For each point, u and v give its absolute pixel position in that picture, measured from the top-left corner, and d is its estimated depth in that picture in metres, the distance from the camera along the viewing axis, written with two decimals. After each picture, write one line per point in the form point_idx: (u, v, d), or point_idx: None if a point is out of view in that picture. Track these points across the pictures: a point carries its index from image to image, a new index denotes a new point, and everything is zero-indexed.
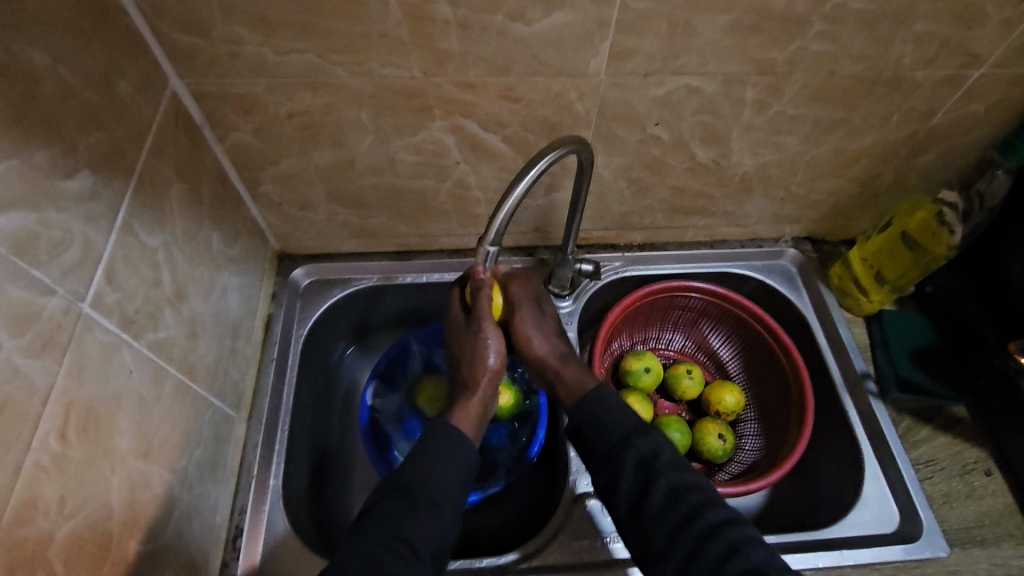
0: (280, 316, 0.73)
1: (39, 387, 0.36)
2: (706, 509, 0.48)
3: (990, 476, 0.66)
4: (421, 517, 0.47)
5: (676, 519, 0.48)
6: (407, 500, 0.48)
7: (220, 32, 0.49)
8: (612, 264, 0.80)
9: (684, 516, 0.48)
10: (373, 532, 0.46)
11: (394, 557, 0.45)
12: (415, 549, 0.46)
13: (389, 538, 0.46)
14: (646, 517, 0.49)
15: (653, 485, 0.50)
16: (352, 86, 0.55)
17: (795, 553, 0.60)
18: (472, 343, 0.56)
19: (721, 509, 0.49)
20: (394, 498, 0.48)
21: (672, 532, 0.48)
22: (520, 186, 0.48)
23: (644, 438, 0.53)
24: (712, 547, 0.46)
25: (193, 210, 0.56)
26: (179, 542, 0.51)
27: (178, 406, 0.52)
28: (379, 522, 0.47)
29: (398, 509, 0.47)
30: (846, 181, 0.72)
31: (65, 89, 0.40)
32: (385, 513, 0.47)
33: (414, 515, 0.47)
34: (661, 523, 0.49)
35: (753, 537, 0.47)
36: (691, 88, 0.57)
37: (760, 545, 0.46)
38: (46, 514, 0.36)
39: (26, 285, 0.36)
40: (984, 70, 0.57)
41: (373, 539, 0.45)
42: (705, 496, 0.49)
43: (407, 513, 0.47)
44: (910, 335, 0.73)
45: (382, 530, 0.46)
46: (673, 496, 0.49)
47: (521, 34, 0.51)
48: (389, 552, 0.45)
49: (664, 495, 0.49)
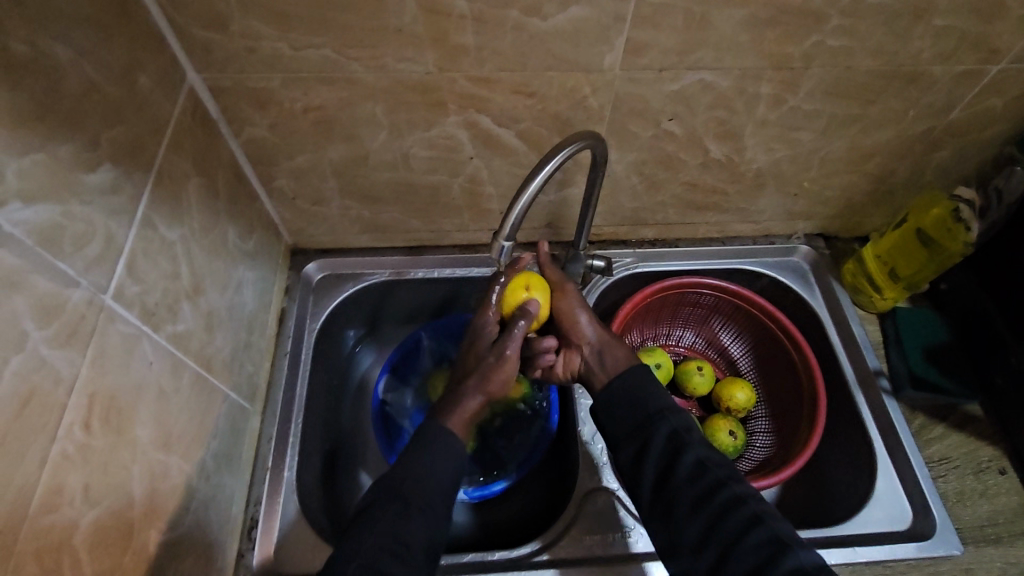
0: (293, 310, 0.73)
1: (63, 378, 0.37)
2: (731, 481, 0.51)
3: (1005, 474, 0.65)
4: (415, 519, 0.48)
5: (702, 489, 0.51)
6: (400, 502, 0.48)
7: (237, 27, 0.50)
8: (623, 260, 0.80)
9: (709, 487, 0.51)
10: (371, 533, 0.47)
11: (394, 559, 0.46)
12: (412, 551, 0.47)
13: (388, 538, 0.46)
14: (670, 486, 0.52)
15: (682, 455, 0.53)
16: (367, 81, 0.55)
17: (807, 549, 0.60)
18: (492, 358, 0.56)
19: (745, 483, 0.51)
20: (386, 499, 0.49)
21: (697, 501, 0.50)
22: (535, 181, 0.48)
23: (666, 420, 0.55)
24: (736, 516, 0.49)
25: (210, 205, 0.57)
26: (197, 532, 0.52)
27: (196, 398, 0.53)
28: (375, 523, 0.47)
29: (389, 510, 0.48)
30: (861, 177, 0.71)
31: (87, 83, 0.41)
32: (381, 514, 0.48)
33: (407, 517, 0.48)
34: (686, 493, 0.51)
35: (775, 511, 0.50)
36: (706, 83, 0.57)
37: (782, 519, 0.49)
38: (71, 503, 0.37)
39: (52, 277, 0.37)
40: (1003, 64, 0.57)
41: (372, 540, 0.46)
42: (731, 471, 0.52)
43: (401, 515, 0.48)
44: (925, 332, 0.73)
45: (381, 531, 0.47)
46: (701, 467, 0.52)
47: (536, 29, 0.51)
48: (386, 553, 0.46)
49: (692, 466, 0.52)
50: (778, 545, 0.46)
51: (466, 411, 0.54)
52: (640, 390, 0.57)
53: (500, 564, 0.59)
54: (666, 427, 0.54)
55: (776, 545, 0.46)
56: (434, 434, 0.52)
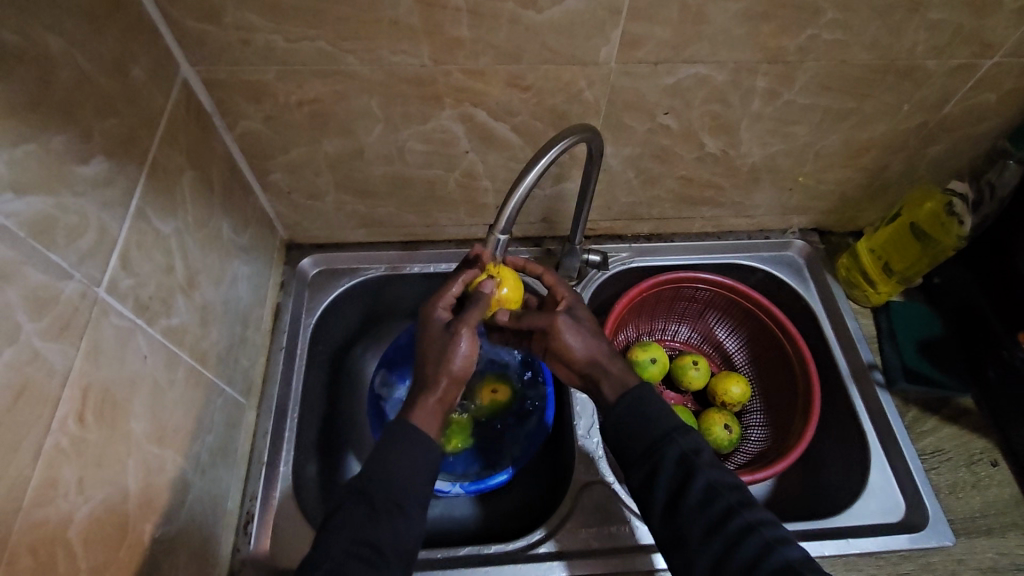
0: (288, 305, 0.73)
1: (57, 370, 0.37)
2: (743, 507, 0.49)
3: (997, 466, 0.66)
4: (383, 524, 0.47)
5: (711, 517, 0.49)
6: (366, 507, 0.48)
7: (231, 19, 0.49)
8: (619, 254, 0.80)
9: (718, 515, 0.48)
10: (338, 539, 0.46)
11: (362, 564, 0.45)
12: (382, 554, 0.46)
13: (355, 545, 0.46)
14: (680, 515, 0.50)
15: (691, 481, 0.50)
16: (363, 74, 0.55)
17: (801, 541, 0.61)
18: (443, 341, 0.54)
19: (757, 508, 0.49)
20: (353, 503, 0.48)
21: (708, 530, 0.48)
22: (531, 174, 0.48)
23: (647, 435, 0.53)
24: (746, 547, 0.46)
25: (204, 198, 0.57)
26: (192, 526, 0.52)
27: (190, 392, 0.52)
28: (342, 531, 0.47)
29: (356, 514, 0.48)
30: (855, 171, 0.71)
31: (80, 74, 0.40)
32: (348, 520, 0.47)
33: (376, 520, 0.47)
34: (697, 524, 0.49)
35: (784, 537, 0.47)
36: (702, 77, 0.57)
37: (795, 545, 0.47)
38: (65, 496, 0.37)
39: (45, 269, 0.36)
40: (997, 59, 0.57)
41: (340, 545, 0.46)
42: (741, 497, 0.50)
43: (369, 520, 0.47)
44: (918, 326, 0.73)
45: (351, 533, 0.46)
46: (711, 493, 0.49)
47: (532, 21, 0.51)
48: (355, 560, 0.45)
49: (702, 491, 0.49)
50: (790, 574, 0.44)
51: (432, 401, 0.53)
52: (635, 383, 0.57)
53: (495, 558, 0.60)
54: (661, 419, 0.55)
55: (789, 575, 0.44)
56: (401, 429, 0.52)
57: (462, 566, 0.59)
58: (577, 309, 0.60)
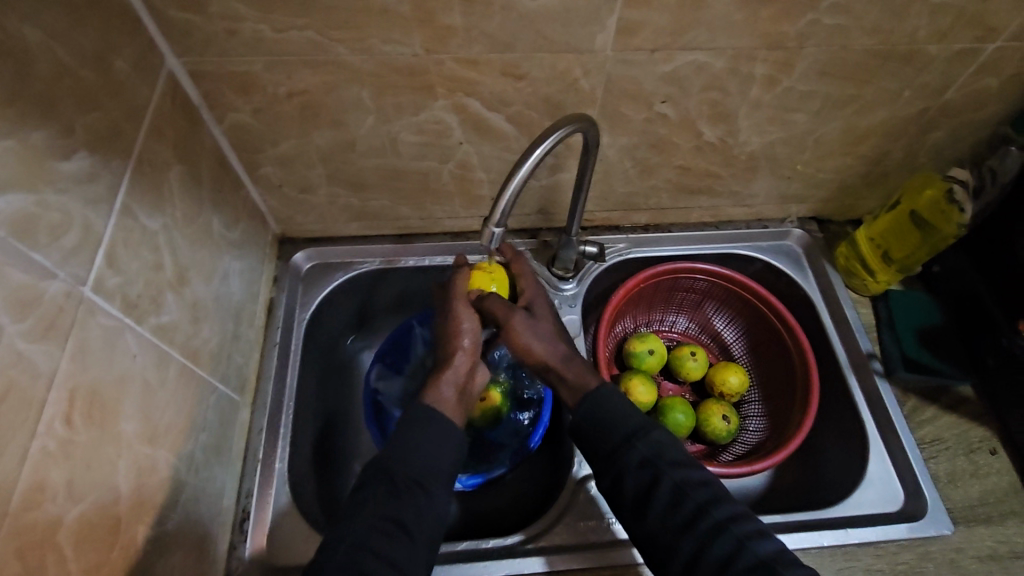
0: (282, 301, 0.72)
1: (42, 371, 0.36)
2: (712, 506, 0.49)
3: (995, 455, 0.65)
4: (404, 501, 0.48)
5: (682, 518, 0.49)
6: (387, 484, 0.49)
7: (216, 8, 0.48)
8: (616, 245, 0.79)
9: (689, 515, 0.49)
10: (351, 524, 0.47)
11: (384, 538, 0.46)
12: (406, 530, 0.47)
13: (380, 520, 0.47)
14: (650, 516, 0.50)
15: (659, 484, 0.50)
16: (353, 63, 0.53)
17: (783, 534, 0.60)
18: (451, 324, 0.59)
19: (727, 505, 0.49)
20: (372, 483, 0.49)
21: (680, 530, 0.48)
22: (525, 165, 0.47)
23: (639, 444, 0.52)
24: (718, 545, 0.47)
25: (193, 193, 0.55)
26: (187, 526, 0.51)
27: (182, 390, 0.52)
28: (366, 509, 0.47)
29: (377, 493, 0.48)
30: (854, 159, 0.71)
31: (59, 66, 0.39)
32: (370, 498, 0.48)
33: (398, 497, 0.48)
34: (667, 523, 0.49)
35: (759, 531, 0.48)
36: (699, 64, 0.56)
37: (767, 540, 0.47)
38: (54, 499, 0.36)
39: (27, 269, 0.35)
40: (999, 43, 0.56)
41: (364, 521, 0.47)
42: (711, 493, 0.50)
43: (391, 496, 0.48)
44: (918, 314, 0.73)
45: (371, 514, 0.47)
46: (679, 494, 0.49)
47: (526, 8, 0.50)
48: (379, 535, 0.46)
49: (670, 492, 0.50)
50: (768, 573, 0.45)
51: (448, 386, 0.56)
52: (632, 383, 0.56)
53: (494, 552, 0.59)
54: None
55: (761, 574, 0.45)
56: (422, 410, 0.53)
57: (463, 561, 0.59)
58: (548, 350, 0.59)
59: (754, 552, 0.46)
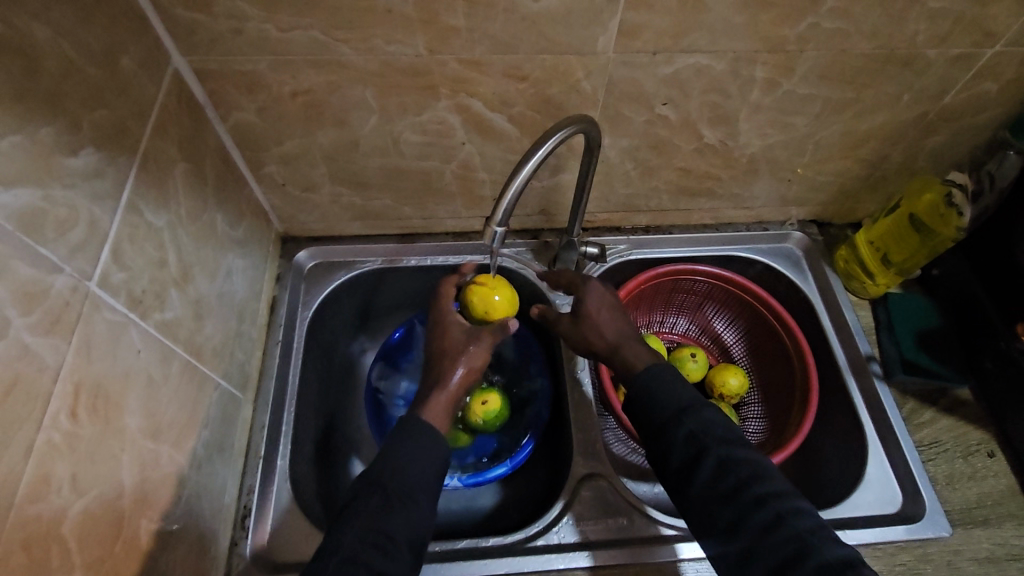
0: (284, 299, 0.72)
1: (48, 365, 0.36)
2: (754, 481, 0.48)
3: (993, 457, 0.66)
4: (397, 515, 0.47)
5: (725, 488, 0.48)
6: (380, 496, 0.48)
7: (222, 7, 0.48)
8: (617, 247, 0.79)
9: (731, 487, 0.48)
10: (350, 530, 0.45)
11: (377, 552, 0.44)
12: (393, 541, 0.46)
13: (370, 533, 0.45)
14: (693, 485, 0.49)
15: (703, 456, 0.49)
16: (357, 64, 0.54)
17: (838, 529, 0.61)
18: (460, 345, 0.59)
19: (772, 481, 0.48)
20: (368, 493, 0.48)
21: (722, 500, 0.48)
22: (528, 165, 0.47)
23: (685, 421, 0.52)
24: (758, 517, 0.46)
25: (197, 191, 0.56)
26: (189, 522, 0.52)
27: (185, 386, 0.52)
28: (355, 522, 0.46)
29: (372, 503, 0.47)
30: (854, 162, 0.71)
31: (66, 64, 0.40)
32: (362, 509, 0.47)
33: (389, 511, 0.47)
34: (710, 493, 0.49)
35: (804, 508, 0.46)
36: (700, 67, 0.57)
37: (810, 517, 0.46)
38: (58, 492, 0.36)
39: (34, 263, 0.36)
40: (998, 48, 0.56)
41: (350, 537, 0.45)
42: (755, 469, 0.49)
43: (383, 510, 0.47)
44: (917, 317, 0.73)
45: (360, 527, 0.46)
46: (723, 468, 0.49)
47: (529, 10, 0.50)
48: (370, 548, 0.44)
49: (713, 467, 0.49)
50: (803, 547, 0.44)
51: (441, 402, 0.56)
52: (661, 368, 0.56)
53: (492, 551, 0.60)
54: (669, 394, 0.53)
55: (800, 547, 0.44)
56: (417, 427, 0.53)
57: (461, 560, 0.59)
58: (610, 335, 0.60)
59: (793, 527, 0.45)
